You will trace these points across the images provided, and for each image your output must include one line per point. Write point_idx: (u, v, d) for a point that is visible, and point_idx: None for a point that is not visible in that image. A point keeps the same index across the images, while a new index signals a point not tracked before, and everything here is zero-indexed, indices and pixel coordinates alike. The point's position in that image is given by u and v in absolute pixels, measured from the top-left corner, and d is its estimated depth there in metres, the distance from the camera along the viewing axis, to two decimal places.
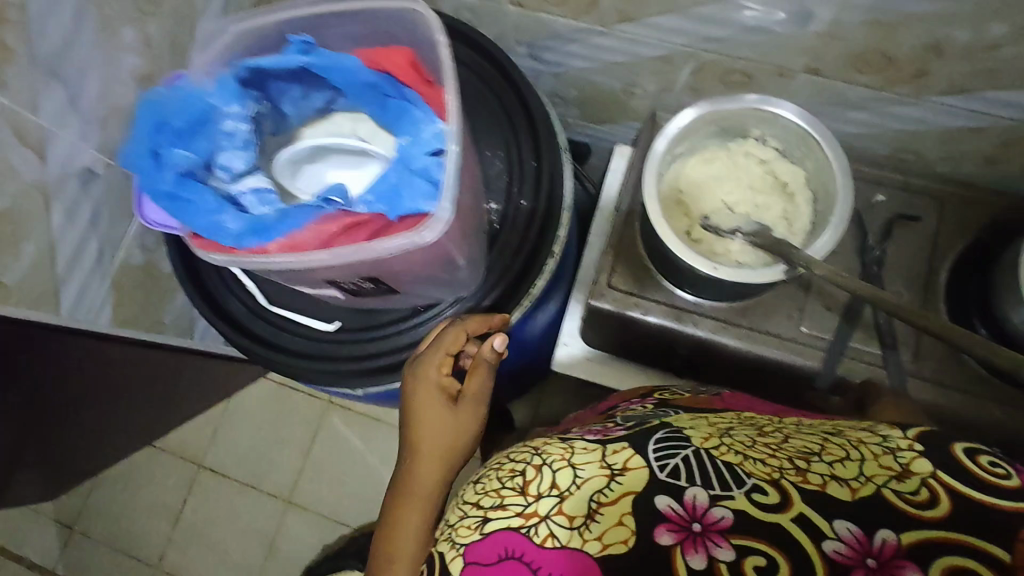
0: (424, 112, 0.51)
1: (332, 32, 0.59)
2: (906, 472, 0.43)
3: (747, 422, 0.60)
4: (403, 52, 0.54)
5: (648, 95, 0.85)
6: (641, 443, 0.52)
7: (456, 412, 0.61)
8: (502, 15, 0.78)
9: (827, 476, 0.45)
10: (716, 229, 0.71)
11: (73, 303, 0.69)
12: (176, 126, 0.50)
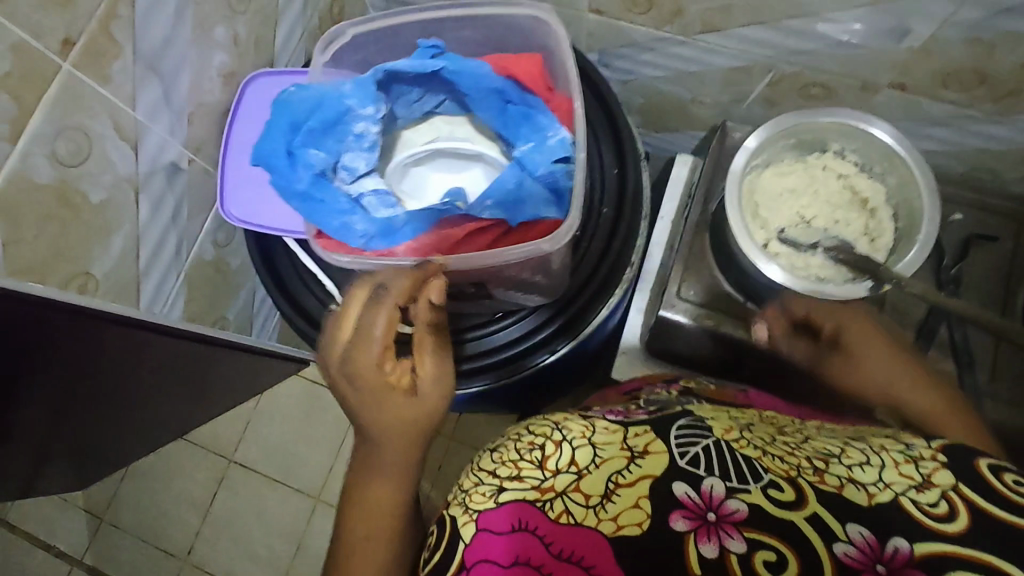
0: (549, 119, 0.62)
1: (451, 33, 0.67)
2: (928, 484, 0.39)
3: (769, 422, 0.55)
4: (531, 60, 0.64)
5: (718, 106, 0.85)
6: (664, 428, 0.49)
7: (419, 400, 0.51)
8: (579, 22, 0.78)
9: (845, 478, 0.41)
10: (795, 243, 0.71)
11: (151, 296, 0.69)
12: (311, 127, 0.60)
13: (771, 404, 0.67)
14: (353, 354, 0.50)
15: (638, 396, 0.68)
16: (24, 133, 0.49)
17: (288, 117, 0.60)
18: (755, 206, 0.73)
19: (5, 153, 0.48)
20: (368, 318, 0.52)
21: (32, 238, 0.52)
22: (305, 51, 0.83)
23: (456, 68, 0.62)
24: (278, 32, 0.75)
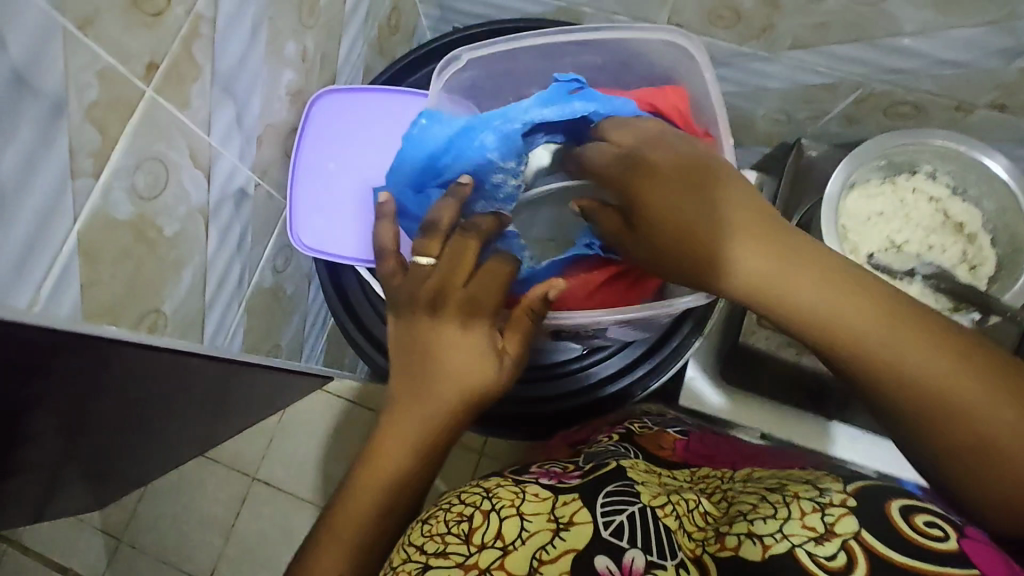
0: None
1: (576, 54, 0.68)
2: (828, 534, 0.46)
3: (695, 485, 0.61)
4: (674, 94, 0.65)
5: (792, 123, 0.82)
6: (591, 495, 0.54)
7: (500, 368, 0.55)
8: None
9: (743, 534, 0.49)
10: (888, 269, 0.68)
11: (214, 330, 0.65)
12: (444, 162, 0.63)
13: (706, 457, 0.68)
14: (465, 292, 0.55)
15: (581, 446, 0.68)
16: (107, 167, 0.45)
17: (424, 156, 0.63)
18: (850, 225, 0.70)
19: (88, 189, 0.44)
20: (491, 273, 0.56)
21: (108, 278, 0.48)
22: (364, 64, 0.79)
23: (605, 111, 0.61)
24: (341, 46, 0.71)
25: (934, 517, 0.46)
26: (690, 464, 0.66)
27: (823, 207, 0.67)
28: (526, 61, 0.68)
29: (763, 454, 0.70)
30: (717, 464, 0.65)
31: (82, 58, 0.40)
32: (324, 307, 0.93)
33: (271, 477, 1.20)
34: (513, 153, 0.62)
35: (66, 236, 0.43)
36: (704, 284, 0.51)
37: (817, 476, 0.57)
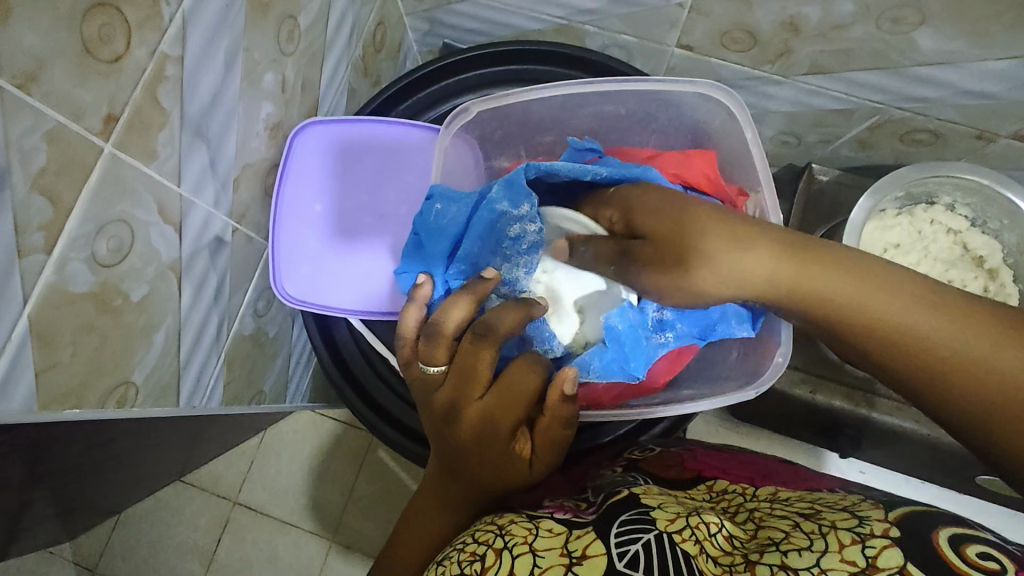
0: None
1: (592, 102, 0.62)
2: (872, 568, 0.40)
3: (718, 505, 0.56)
4: (704, 160, 0.61)
5: (802, 146, 0.79)
6: (606, 526, 0.50)
7: (531, 471, 0.54)
8: (662, 56, 0.71)
9: (776, 565, 0.43)
10: None
11: (191, 389, 0.58)
12: (453, 233, 0.60)
13: (720, 469, 0.63)
14: (481, 409, 0.52)
15: (587, 483, 0.63)
16: (62, 238, 0.39)
17: (450, 241, 0.60)
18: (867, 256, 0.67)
19: (39, 265, 0.38)
20: (510, 385, 0.52)
21: (69, 357, 0.42)
22: (348, 86, 0.73)
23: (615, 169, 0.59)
24: (324, 70, 0.65)
25: (990, 549, 0.40)
26: (703, 479, 0.61)
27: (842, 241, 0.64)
28: (539, 112, 0.63)
29: (781, 472, 0.62)
30: (733, 480, 0.60)
31: (26, 119, 0.34)
32: (308, 345, 0.87)
33: (253, 501, 1.10)
34: (525, 196, 0.56)
35: (16, 321, 0.37)
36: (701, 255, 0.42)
37: (845, 497, 0.52)
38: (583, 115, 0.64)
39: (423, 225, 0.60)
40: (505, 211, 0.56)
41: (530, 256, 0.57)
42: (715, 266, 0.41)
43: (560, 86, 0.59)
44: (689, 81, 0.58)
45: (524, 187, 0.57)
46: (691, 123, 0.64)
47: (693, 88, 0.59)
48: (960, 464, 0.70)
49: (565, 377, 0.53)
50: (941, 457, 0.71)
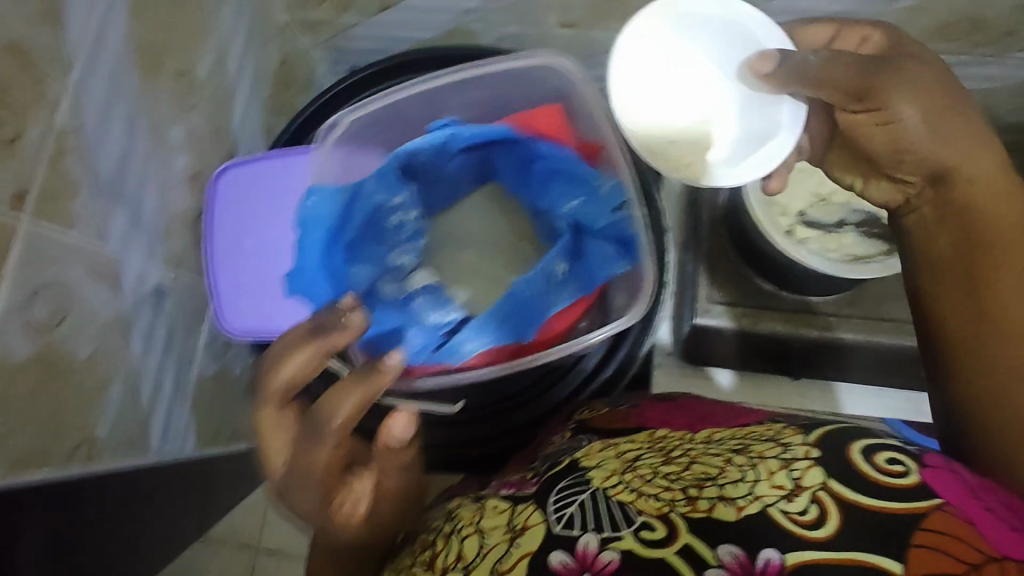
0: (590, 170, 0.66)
1: (450, 96, 0.68)
2: (798, 489, 0.46)
3: (656, 446, 0.57)
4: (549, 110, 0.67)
5: None
6: (544, 495, 0.53)
7: (373, 520, 0.54)
8: (548, 40, 0.75)
9: (715, 498, 0.47)
10: (819, 225, 0.69)
11: (161, 436, 0.62)
12: (341, 236, 0.66)
13: (664, 421, 0.64)
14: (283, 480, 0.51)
15: (539, 450, 0.68)
16: None
17: (323, 229, 0.66)
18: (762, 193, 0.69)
19: None
20: (304, 457, 0.49)
21: (26, 421, 0.45)
22: (264, 126, 0.78)
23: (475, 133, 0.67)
24: (233, 115, 0.70)
25: (897, 454, 0.48)
26: (646, 428, 0.62)
27: None
28: (407, 109, 0.68)
29: (718, 412, 0.64)
30: (674, 427, 0.61)
31: None
32: None
33: (273, 544, 1.12)
34: (397, 187, 0.67)
35: None
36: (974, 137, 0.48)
37: (771, 428, 0.55)
38: (451, 107, 0.69)
39: (304, 218, 0.66)
40: (381, 202, 0.67)
41: (412, 241, 0.68)
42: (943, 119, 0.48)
43: (426, 82, 0.65)
44: (542, 56, 0.64)
45: (396, 178, 0.67)
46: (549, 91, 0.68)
47: (548, 61, 0.65)
48: (902, 362, 0.74)
49: (389, 425, 0.50)
50: (884, 360, 0.75)
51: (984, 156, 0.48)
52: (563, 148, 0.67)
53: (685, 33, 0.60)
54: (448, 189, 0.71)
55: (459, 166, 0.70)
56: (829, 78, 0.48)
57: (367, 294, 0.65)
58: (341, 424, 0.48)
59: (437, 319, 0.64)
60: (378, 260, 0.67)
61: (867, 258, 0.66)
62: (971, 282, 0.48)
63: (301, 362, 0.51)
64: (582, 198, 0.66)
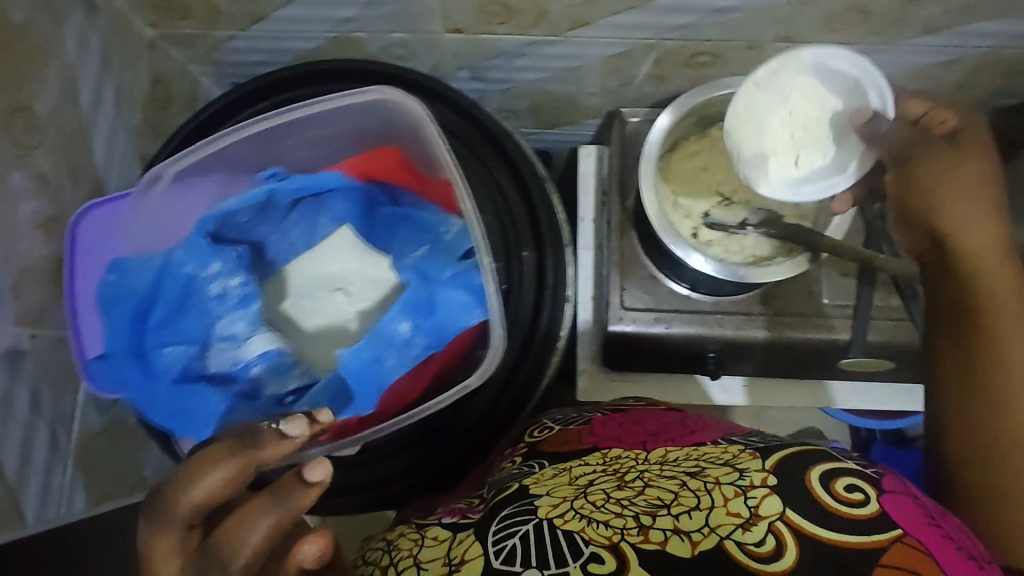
0: (430, 213, 0.61)
1: (286, 140, 0.61)
2: (755, 518, 0.48)
3: (611, 468, 0.57)
4: (387, 154, 0.63)
5: (608, 93, 0.80)
6: (486, 525, 0.53)
7: None
8: (439, 44, 0.71)
9: (669, 529, 0.48)
10: (723, 226, 0.68)
11: (38, 505, 0.57)
12: (153, 316, 0.59)
13: (615, 437, 0.63)
14: None
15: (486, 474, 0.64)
16: None
17: (131, 312, 0.59)
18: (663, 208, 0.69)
19: None
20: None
21: None
22: (138, 153, 0.72)
23: (307, 182, 0.62)
24: (94, 148, 0.64)
25: (854, 479, 0.49)
26: (599, 448, 0.61)
27: (642, 162, 0.67)
28: (240, 153, 0.61)
29: (670, 428, 0.64)
30: (627, 446, 0.61)
31: None
32: None
33: None
34: (209, 256, 0.59)
35: None
36: (936, 206, 0.51)
37: (727, 450, 0.56)
38: (291, 150, 0.63)
39: (109, 298, 0.58)
40: (193, 273, 0.59)
41: (242, 307, 0.59)
42: (956, 196, 0.50)
43: (232, 132, 0.58)
44: (364, 92, 0.57)
45: (206, 246, 0.59)
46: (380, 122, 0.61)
47: (373, 96, 0.57)
48: (815, 356, 0.75)
49: (299, 548, 0.43)
50: (798, 354, 0.75)
51: (983, 217, 0.50)
52: (403, 195, 0.63)
53: (821, 74, 0.59)
54: (288, 245, 0.62)
55: (298, 224, 0.62)
56: (881, 137, 0.56)
57: (185, 376, 0.59)
58: (243, 566, 0.41)
59: (276, 390, 0.59)
60: (197, 334, 0.60)
61: (767, 259, 0.67)
62: (960, 350, 0.51)
63: (214, 484, 0.41)
64: (426, 248, 0.60)
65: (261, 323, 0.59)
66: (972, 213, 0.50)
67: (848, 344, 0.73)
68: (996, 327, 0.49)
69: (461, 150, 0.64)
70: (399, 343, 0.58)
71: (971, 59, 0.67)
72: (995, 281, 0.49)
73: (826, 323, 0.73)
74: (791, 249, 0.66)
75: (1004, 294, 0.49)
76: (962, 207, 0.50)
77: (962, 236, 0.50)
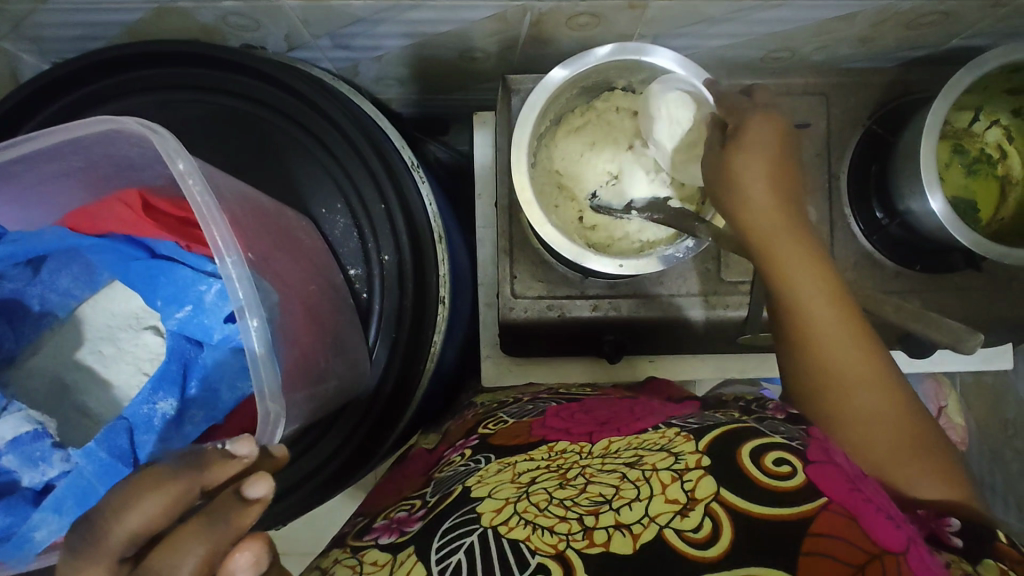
0: (193, 270, 0.47)
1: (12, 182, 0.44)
2: (692, 503, 0.42)
3: (552, 463, 0.52)
4: (130, 196, 0.47)
5: (493, 56, 0.72)
6: (428, 542, 0.47)
7: None
8: (282, 12, 0.60)
9: (611, 525, 0.42)
10: (608, 210, 0.64)
11: None
12: None
13: (564, 430, 0.58)
14: None
15: (434, 470, 0.64)
16: None
17: None
18: (542, 205, 0.63)
19: None
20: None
21: None
22: None
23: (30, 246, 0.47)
24: None
25: (783, 452, 0.45)
26: (545, 442, 0.57)
27: (514, 140, 0.61)
28: None
29: (620, 416, 0.60)
30: (573, 438, 0.56)
31: None
32: None
33: None
34: None
35: None
36: (738, 201, 0.51)
37: (662, 434, 0.51)
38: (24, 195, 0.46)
39: None
40: None
41: None
42: (762, 190, 0.50)
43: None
44: (65, 128, 0.38)
45: None
46: (159, 170, 0.45)
47: (87, 132, 0.39)
48: (715, 332, 0.73)
49: (230, 559, 0.33)
50: (696, 332, 0.73)
51: (764, 206, 0.51)
52: (158, 242, 0.48)
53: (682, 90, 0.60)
54: (53, 297, 0.49)
55: (60, 272, 0.48)
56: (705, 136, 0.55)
57: None
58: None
59: (32, 481, 0.45)
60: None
61: (654, 246, 0.63)
62: (793, 346, 0.52)
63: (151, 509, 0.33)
64: (189, 307, 0.47)
65: (7, 401, 0.46)
66: (765, 212, 0.51)
67: (745, 321, 0.71)
68: (815, 321, 0.50)
69: (302, 141, 0.57)
70: (167, 424, 0.47)
71: (873, 10, 0.61)
72: (813, 276, 0.50)
73: (723, 300, 0.70)
74: (676, 236, 0.62)
75: (802, 287, 0.50)
76: (750, 201, 0.51)
77: (762, 233, 0.51)
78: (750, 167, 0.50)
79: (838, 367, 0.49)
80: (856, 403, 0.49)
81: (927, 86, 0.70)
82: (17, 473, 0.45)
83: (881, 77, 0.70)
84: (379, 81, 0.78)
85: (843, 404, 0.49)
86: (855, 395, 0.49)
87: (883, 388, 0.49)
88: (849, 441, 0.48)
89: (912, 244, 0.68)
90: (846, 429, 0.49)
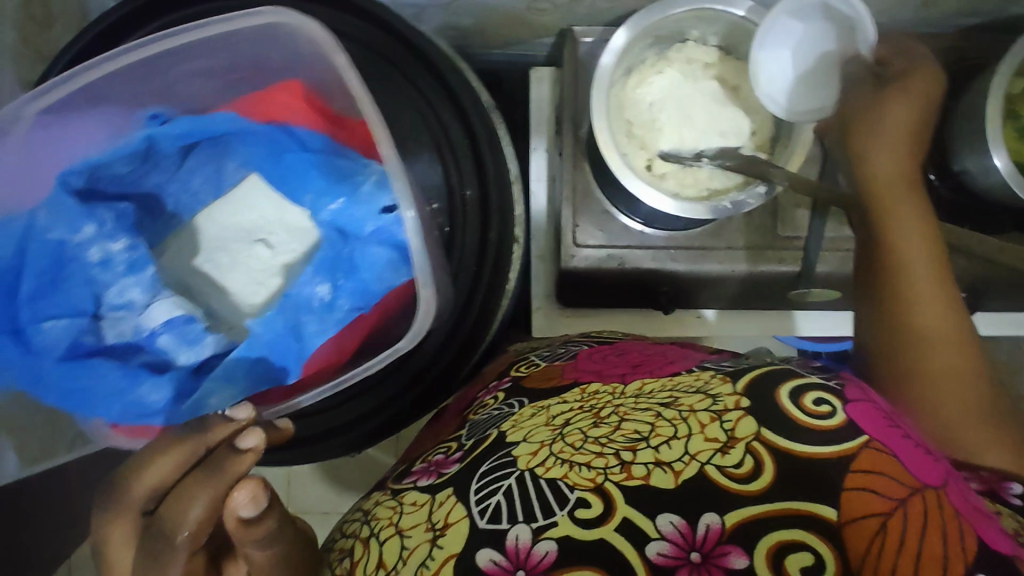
0: (348, 159, 0.52)
1: (172, 71, 0.52)
2: (732, 441, 0.43)
3: (587, 403, 0.50)
4: (292, 87, 0.53)
5: (559, 9, 0.73)
6: (465, 482, 0.47)
7: None
8: None
9: (651, 462, 0.43)
10: (678, 157, 0.64)
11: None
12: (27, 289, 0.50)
13: (595, 372, 0.55)
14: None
15: (468, 411, 0.57)
16: None
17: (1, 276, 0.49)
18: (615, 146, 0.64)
19: None
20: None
21: None
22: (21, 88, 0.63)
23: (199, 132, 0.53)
24: None
25: (821, 392, 0.45)
26: (578, 383, 0.53)
27: (592, 93, 0.63)
28: (120, 93, 0.52)
29: (653, 358, 0.56)
30: (605, 379, 0.53)
31: None
32: None
33: None
34: (83, 216, 0.50)
35: None
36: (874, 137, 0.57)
37: (693, 374, 0.51)
38: (181, 86, 0.54)
39: None
40: (63, 238, 0.50)
41: (134, 274, 0.51)
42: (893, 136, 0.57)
43: (101, 63, 0.48)
44: (231, 19, 0.48)
45: (72, 207, 0.50)
46: (298, 68, 0.53)
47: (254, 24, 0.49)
48: (765, 286, 0.75)
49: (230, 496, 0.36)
50: (746, 286, 0.76)
51: (889, 156, 0.57)
52: (313, 137, 0.53)
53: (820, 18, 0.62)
54: (185, 196, 0.54)
55: (199, 170, 0.54)
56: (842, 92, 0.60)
57: (74, 354, 0.50)
58: (190, 536, 0.35)
59: (189, 360, 0.51)
60: (81, 304, 0.50)
61: (722, 193, 0.65)
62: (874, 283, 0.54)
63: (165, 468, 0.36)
64: (342, 199, 0.51)
65: (159, 287, 0.51)
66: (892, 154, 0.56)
67: (798, 275, 0.73)
68: (906, 259, 0.52)
69: (393, 74, 0.58)
70: (323, 308, 0.52)
71: None
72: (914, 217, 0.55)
73: (778, 255, 0.72)
74: (746, 183, 0.64)
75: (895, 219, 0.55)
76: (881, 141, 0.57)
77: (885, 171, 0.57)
78: (880, 131, 0.56)
79: (916, 312, 0.51)
80: (938, 353, 0.49)
81: (983, 52, 0.72)
82: (174, 352, 0.51)
83: (939, 42, 0.72)
84: (443, 31, 0.78)
85: (923, 347, 0.50)
86: (935, 341, 0.49)
87: (957, 343, 0.49)
88: (927, 388, 0.49)
89: (964, 206, 0.70)
90: (925, 378, 0.49)
